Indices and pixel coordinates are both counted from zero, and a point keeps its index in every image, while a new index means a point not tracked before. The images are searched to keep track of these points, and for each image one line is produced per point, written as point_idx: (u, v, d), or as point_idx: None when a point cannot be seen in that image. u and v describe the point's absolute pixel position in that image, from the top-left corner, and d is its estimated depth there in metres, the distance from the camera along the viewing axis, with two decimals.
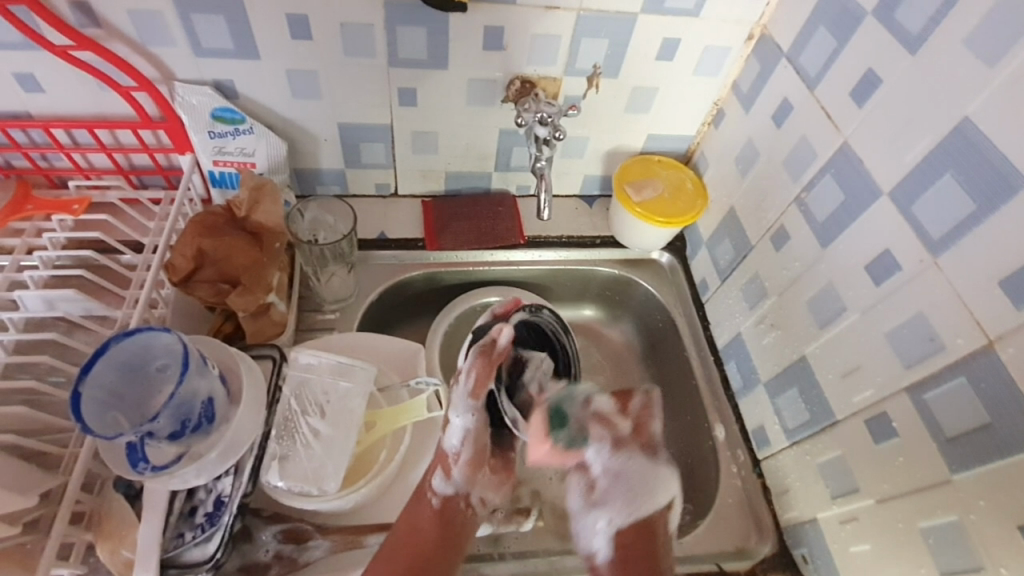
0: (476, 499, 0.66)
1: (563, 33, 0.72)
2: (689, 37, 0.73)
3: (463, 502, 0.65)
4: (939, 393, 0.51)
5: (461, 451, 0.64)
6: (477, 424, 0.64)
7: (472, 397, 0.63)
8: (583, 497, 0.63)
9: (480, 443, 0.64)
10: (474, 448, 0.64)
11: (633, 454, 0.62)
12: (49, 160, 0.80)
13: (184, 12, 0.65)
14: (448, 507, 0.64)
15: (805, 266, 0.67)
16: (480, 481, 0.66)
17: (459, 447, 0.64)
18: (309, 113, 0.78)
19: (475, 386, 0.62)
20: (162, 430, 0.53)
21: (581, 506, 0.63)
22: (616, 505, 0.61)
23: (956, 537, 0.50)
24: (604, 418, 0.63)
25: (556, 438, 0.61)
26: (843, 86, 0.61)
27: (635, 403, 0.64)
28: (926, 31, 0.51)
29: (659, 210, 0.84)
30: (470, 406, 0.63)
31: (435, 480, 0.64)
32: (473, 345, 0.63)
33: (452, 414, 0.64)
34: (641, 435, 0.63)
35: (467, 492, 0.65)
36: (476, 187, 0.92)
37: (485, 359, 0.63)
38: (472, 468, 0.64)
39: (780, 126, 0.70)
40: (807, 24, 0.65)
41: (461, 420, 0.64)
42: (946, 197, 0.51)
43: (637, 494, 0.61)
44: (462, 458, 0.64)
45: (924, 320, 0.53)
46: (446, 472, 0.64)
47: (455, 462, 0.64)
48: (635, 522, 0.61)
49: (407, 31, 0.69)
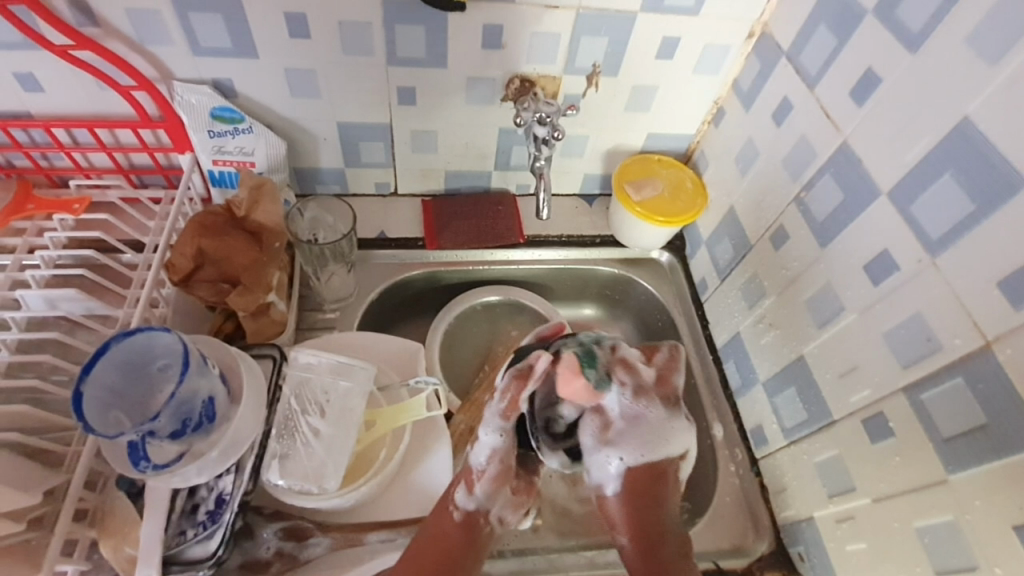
0: (495, 517, 0.65)
1: (563, 31, 0.71)
2: (689, 35, 0.73)
3: (484, 518, 0.64)
4: (936, 394, 0.52)
5: (486, 467, 0.65)
6: (505, 443, 0.66)
7: (503, 417, 0.65)
8: (596, 435, 0.68)
9: (508, 461, 0.66)
10: (500, 465, 0.65)
11: (653, 401, 0.68)
12: (50, 159, 0.80)
13: (183, 11, 0.65)
14: (470, 521, 0.63)
15: (804, 265, 0.67)
16: (501, 497, 0.66)
17: (486, 463, 0.65)
18: (308, 111, 0.78)
19: (509, 408, 0.64)
20: (163, 429, 0.53)
21: (593, 444, 0.68)
22: (630, 450, 0.67)
23: (951, 536, 0.50)
24: (629, 363, 0.68)
25: (588, 374, 0.65)
26: (843, 86, 0.61)
27: (660, 355, 0.71)
28: (926, 31, 0.51)
29: (658, 209, 0.84)
30: (501, 425, 0.65)
31: (458, 495, 0.64)
32: (510, 368, 0.66)
33: (482, 430, 0.66)
34: (661, 385, 0.69)
35: (487, 509, 0.64)
36: (475, 185, 0.92)
37: (520, 380, 0.65)
38: (496, 484, 0.65)
39: (779, 125, 0.70)
40: (807, 22, 0.65)
41: (490, 438, 0.65)
42: (945, 197, 0.50)
43: (648, 441, 0.67)
44: (488, 474, 0.65)
45: (921, 321, 0.53)
46: (469, 487, 0.64)
47: (479, 477, 0.64)
48: (646, 464, 0.67)
49: (405, 30, 0.69)
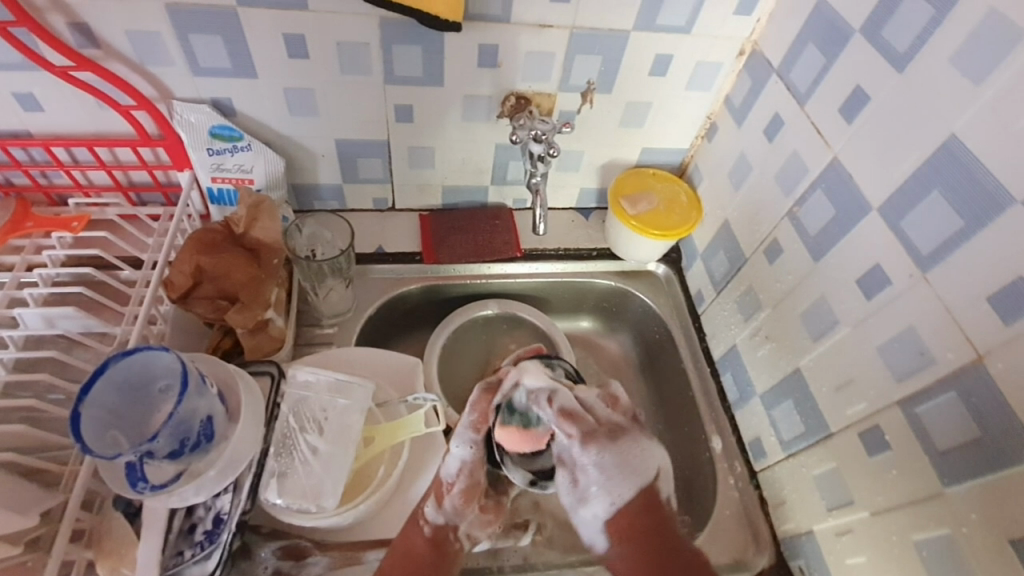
0: (463, 531, 0.65)
1: (557, 50, 0.73)
2: (681, 53, 0.74)
3: (453, 531, 0.64)
4: (931, 407, 0.52)
5: (454, 480, 0.64)
6: (475, 457, 0.64)
7: (475, 430, 0.64)
8: (571, 493, 0.60)
9: (476, 475, 0.64)
10: (467, 480, 0.64)
11: (602, 445, 0.60)
12: (49, 177, 0.80)
13: (182, 33, 0.66)
14: (440, 537, 0.62)
15: (797, 279, 0.68)
16: (468, 514, 0.64)
17: (455, 477, 0.64)
18: (306, 129, 0.79)
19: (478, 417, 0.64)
20: (161, 450, 0.53)
21: (571, 500, 0.60)
22: (597, 487, 0.59)
23: (949, 549, 0.51)
24: (572, 414, 0.61)
25: (508, 421, 0.64)
26: (832, 103, 0.62)
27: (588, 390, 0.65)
28: (913, 51, 0.52)
29: (653, 223, 0.85)
30: (471, 438, 0.64)
31: (428, 508, 0.63)
32: (481, 381, 0.67)
33: (453, 442, 0.65)
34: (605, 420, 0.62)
35: (455, 524, 0.64)
36: (472, 200, 0.93)
37: (489, 394, 0.66)
38: (463, 500, 0.64)
39: (771, 140, 0.71)
40: (796, 41, 0.67)
41: (460, 450, 0.64)
42: (934, 212, 0.51)
43: (622, 478, 0.59)
44: (456, 488, 0.64)
45: (914, 335, 0.53)
46: (438, 500, 0.63)
47: (447, 491, 0.63)
48: (628, 509, 0.58)
49: (402, 50, 0.70)
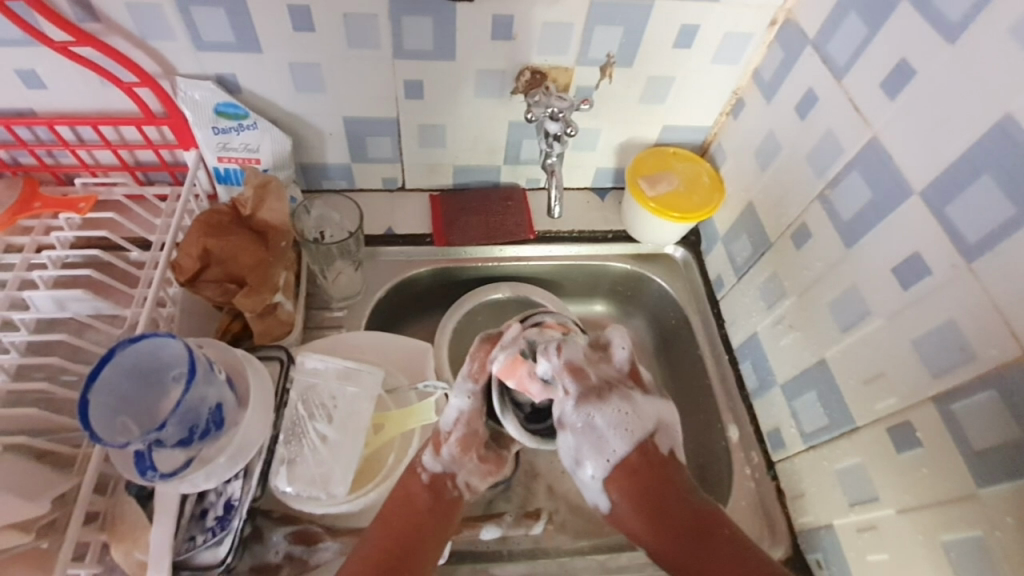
0: (462, 481, 0.62)
1: (576, 20, 0.68)
2: (708, 23, 0.70)
3: (450, 480, 0.62)
4: (968, 405, 0.49)
5: (451, 430, 0.60)
6: (473, 408, 0.60)
7: (473, 380, 0.60)
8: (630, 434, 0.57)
9: (476, 426, 0.60)
10: (467, 429, 0.60)
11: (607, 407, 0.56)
12: (55, 156, 0.79)
13: (184, 5, 0.63)
14: (437, 483, 0.61)
15: (826, 266, 0.65)
16: (468, 462, 0.61)
17: (451, 426, 0.60)
18: (313, 106, 0.76)
19: (476, 370, 0.59)
20: (170, 438, 0.52)
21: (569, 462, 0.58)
22: (589, 449, 0.56)
23: (980, 552, 0.49)
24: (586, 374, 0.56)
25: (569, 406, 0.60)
26: (873, 78, 0.58)
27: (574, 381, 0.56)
28: (967, 20, 0.48)
29: (674, 205, 0.81)
30: (471, 389, 0.60)
31: (425, 457, 0.62)
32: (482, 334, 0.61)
33: (452, 395, 0.61)
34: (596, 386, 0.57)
35: (454, 472, 0.62)
36: (485, 179, 0.90)
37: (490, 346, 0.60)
38: (462, 449, 0.61)
39: (804, 117, 0.67)
40: (835, 10, 0.62)
41: (459, 400, 0.60)
42: (986, 199, 0.48)
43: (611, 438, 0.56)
44: (453, 437, 0.61)
45: (955, 329, 0.50)
46: (436, 449, 0.61)
47: (444, 439, 0.60)
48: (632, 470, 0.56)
49: (413, 21, 0.67)
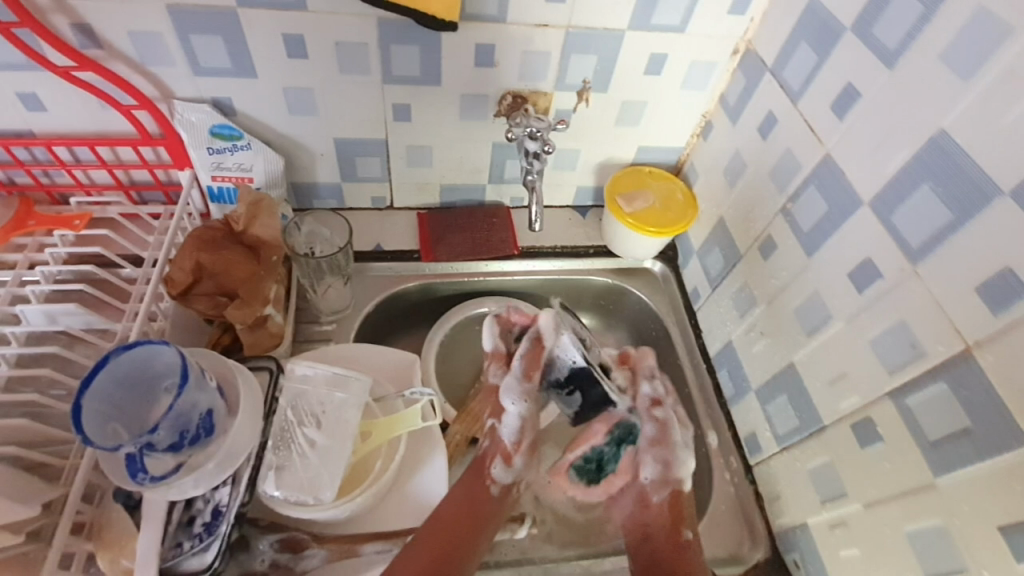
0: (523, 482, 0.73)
1: (553, 49, 0.74)
2: (675, 53, 0.75)
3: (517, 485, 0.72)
4: (922, 399, 0.53)
5: (519, 440, 0.71)
6: (529, 411, 0.72)
7: (526, 379, 0.72)
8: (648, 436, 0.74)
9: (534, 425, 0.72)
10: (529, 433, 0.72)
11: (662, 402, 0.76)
12: (52, 176, 0.81)
13: (183, 33, 0.67)
14: (507, 492, 0.71)
15: (790, 276, 0.69)
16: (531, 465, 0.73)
17: (519, 434, 0.71)
18: (305, 128, 0.80)
19: (530, 367, 0.72)
20: (161, 442, 0.54)
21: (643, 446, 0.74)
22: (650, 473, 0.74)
23: (941, 540, 0.51)
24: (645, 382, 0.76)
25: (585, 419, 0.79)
26: (824, 101, 0.63)
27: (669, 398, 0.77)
28: (902, 47, 0.53)
29: (650, 221, 0.86)
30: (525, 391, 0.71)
31: (496, 469, 0.70)
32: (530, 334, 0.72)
33: (507, 400, 0.71)
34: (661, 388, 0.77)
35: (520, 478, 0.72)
36: (470, 198, 0.93)
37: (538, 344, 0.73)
38: (527, 455, 0.72)
39: (765, 137, 0.72)
40: (789, 40, 0.67)
41: (517, 406, 0.71)
42: (925, 207, 0.52)
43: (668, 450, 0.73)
44: (521, 446, 0.71)
45: (906, 328, 0.54)
46: (506, 461, 0.70)
47: (515, 449, 0.70)
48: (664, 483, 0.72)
49: (401, 49, 0.71)
